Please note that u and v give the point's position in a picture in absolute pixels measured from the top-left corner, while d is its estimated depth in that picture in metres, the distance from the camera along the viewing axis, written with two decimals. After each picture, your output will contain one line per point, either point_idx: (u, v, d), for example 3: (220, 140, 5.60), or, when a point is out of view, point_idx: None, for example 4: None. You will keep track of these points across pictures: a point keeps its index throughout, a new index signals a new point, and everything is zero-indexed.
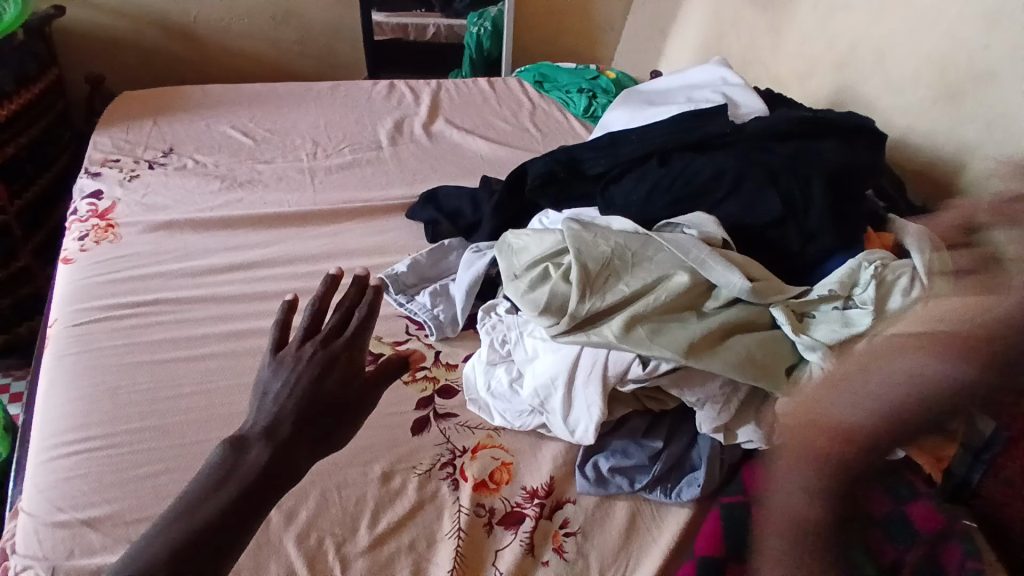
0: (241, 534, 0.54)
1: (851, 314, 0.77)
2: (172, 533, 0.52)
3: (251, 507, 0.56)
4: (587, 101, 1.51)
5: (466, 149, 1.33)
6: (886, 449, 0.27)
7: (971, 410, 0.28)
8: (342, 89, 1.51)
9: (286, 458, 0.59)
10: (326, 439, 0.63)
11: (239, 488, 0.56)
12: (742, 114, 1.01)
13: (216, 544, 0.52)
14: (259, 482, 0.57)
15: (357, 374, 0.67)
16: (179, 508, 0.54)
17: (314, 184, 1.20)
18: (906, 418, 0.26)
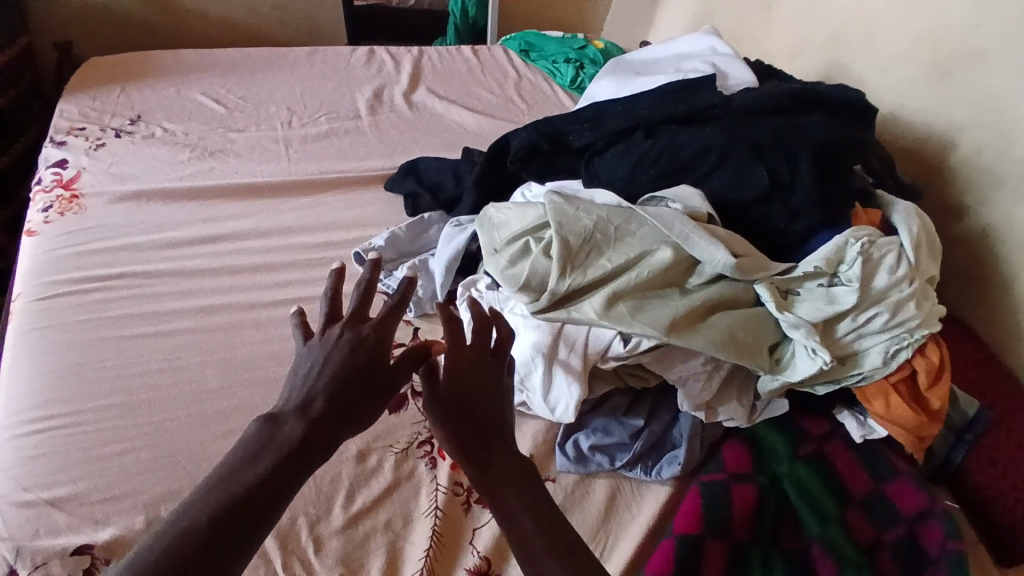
0: (274, 511, 0.51)
1: (838, 293, 0.78)
2: (208, 500, 0.49)
3: (285, 482, 0.52)
4: (574, 71, 1.47)
5: (448, 119, 1.29)
6: (450, 447, 0.60)
7: (440, 417, 0.60)
8: (319, 56, 1.45)
9: (321, 434, 0.56)
10: (359, 420, 0.59)
11: (276, 460, 0.53)
12: (731, 85, 0.98)
13: (251, 520, 0.49)
14: (296, 457, 0.54)
15: (387, 358, 0.61)
16: (218, 476, 0.51)
17: (290, 154, 1.16)
18: (444, 429, 0.60)
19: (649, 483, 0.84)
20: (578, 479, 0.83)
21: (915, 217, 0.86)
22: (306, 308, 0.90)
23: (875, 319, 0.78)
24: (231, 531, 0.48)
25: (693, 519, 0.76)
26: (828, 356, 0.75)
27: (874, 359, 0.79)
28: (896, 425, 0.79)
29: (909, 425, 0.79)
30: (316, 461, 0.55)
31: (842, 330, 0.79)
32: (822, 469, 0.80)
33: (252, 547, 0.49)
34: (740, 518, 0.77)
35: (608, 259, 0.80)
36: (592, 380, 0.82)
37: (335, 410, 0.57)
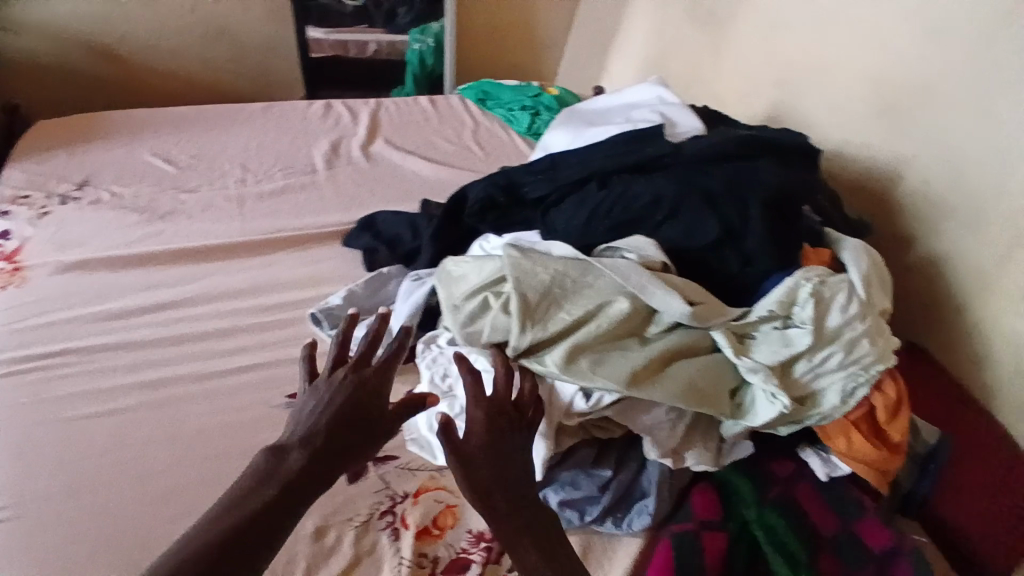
0: (272, 540, 0.59)
1: (792, 334, 0.79)
2: (216, 528, 0.57)
3: (286, 506, 0.61)
4: (531, 118, 1.49)
5: (406, 170, 1.28)
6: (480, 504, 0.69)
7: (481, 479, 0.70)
8: (274, 111, 1.44)
9: (315, 472, 0.64)
10: (353, 459, 0.67)
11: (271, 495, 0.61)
12: (679, 133, 1.00)
13: (248, 545, 0.57)
14: (295, 489, 0.62)
15: (382, 404, 0.70)
16: (229, 500, 0.60)
17: (244, 212, 1.14)
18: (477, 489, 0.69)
19: (621, 537, 0.83)
20: None
21: (865, 256, 0.88)
22: (261, 376, 0.88)
23: (831, 361, 0.79)
24: (232, 555, 0.56)
25: (665, 574, 0.74)
26: (787, 401, 0.75)
27: (833, 401, 0.79)
28: (860, 461, 0.80)
29: (873, 461, 0.79)
30: (311, 496, 0.63)
31: (800, 372, 0.79)
32: (788, 512, 0.79)
33: (255, 565, 0.57)
34: (713, 569, 0.75)
35: (569, 310, 0.79)
36: (558, 434, 0.80)
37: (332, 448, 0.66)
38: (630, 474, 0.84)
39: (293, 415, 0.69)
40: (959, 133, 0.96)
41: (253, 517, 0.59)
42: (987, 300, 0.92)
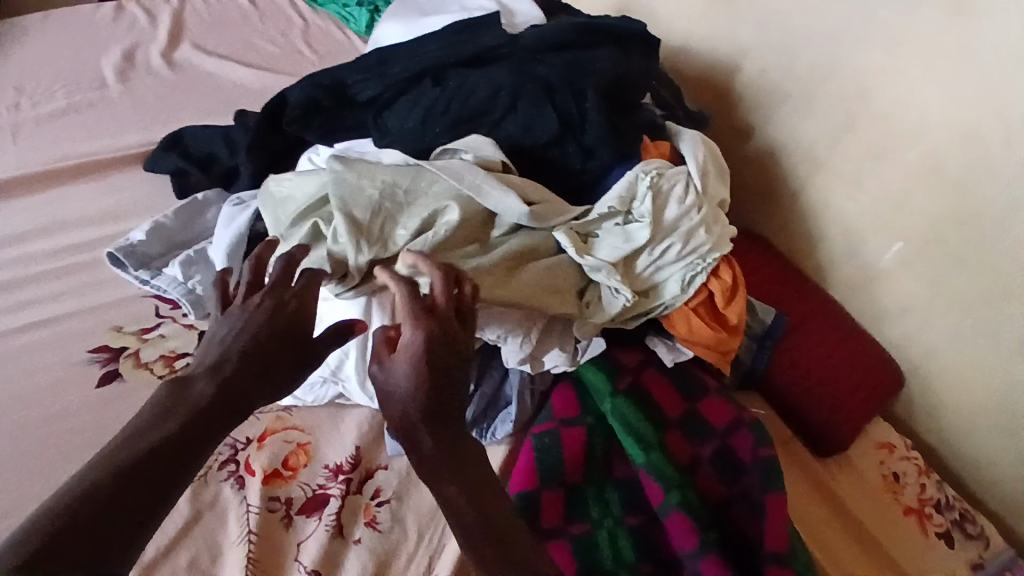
0: (180, 472, 0.57)
1: (632, 230, 0.79)
2: (115, 462, 0.55)
3: (192, 437, 0.59)
4: (369, 16, 1.32)
5: (222, 78, 1.12)
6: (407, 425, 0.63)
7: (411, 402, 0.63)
8: (47, 14, 1.19)
9: (233, 397, 0.63)
10: (272, 386, 0.66)
11: (187, 417, 0.60)
12: (518, 23, 0.93)
13: (152, 477, 0.55)
14: (204, 416, 0.61)
15: (296, 327, 0.67)
16: (123, 439, 0.57)
17: (16, 141, 0.95)
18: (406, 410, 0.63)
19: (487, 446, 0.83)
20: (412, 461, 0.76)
21: (701, 142, 0.89)
22: (62, 330, 0.76)
23: (671, 249, 0.80)
24: (135, 488, 0.54)
25: (529, 476, 0.76)
26: (628, 294, 0.77)
27: (673, 288, 0.81)
28: (702, 345, 0.84)
29: (713, 344, 0.84)
30: (227, 419, 0.62)
31: (642, 264, 0.80)
32: (640, 398, 0.82)
33: (160, 500, 0.55)
34: (571, 463, 0.78)
35: (404, 225, 0.73)
36: None
37: (247, 371, 0.65)
38: (493, 384, 0.84)
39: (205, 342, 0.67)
40: (789, 14, 0.97)
41: (169, 438, 0.58)
42: (813, 178, 0.98)
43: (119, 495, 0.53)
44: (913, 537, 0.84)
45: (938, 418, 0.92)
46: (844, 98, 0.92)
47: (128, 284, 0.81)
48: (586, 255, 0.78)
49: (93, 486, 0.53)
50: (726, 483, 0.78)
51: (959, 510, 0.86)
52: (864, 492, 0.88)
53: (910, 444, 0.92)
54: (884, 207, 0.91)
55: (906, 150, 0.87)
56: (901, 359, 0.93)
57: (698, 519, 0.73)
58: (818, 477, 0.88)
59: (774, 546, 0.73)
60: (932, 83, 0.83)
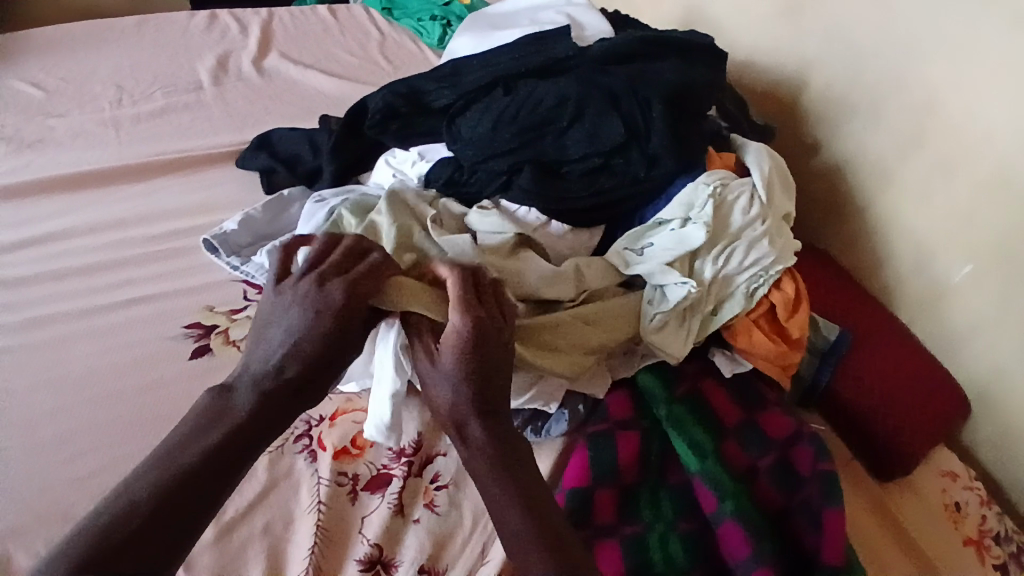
0: (211, 497, 0.58)
1: (687, 232, 0.81)
2: (149, 481, 0.57)
3: (229, 457, 0.60)
4: (441, 30, 1.40)
5: (304, 85, 1.20)
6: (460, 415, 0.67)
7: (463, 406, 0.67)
8: (152, 23, 1.30)
9: (282, 403, 0.64)
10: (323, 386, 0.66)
11: (233, 424, 0.61)
12: (588, 37, 0.97)
13: (181, 506, 0.56)
14: (241, 430, 0.61)
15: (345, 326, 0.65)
16: (160, 453, 0.59)
17: (121, 136, 1.04)
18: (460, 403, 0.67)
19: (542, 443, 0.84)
20: None
21: (767, 155, 0.90)
22: (157, 307, 0.83)
23: (733, 254, 0.83)
24: (170, 512, 0.56)
25: (582, 474, 0.77)
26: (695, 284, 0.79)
27: (739, 295, 0.84)
28: (763, 358, 0.85)
29: (774, 356, 0.84)
30: (263, 435, 0.63)
31: (705, 268, 0.83)
32: (693, 407, 0.82)
33: (189, 527, 0.57)
34: (627, 463, 0.79)
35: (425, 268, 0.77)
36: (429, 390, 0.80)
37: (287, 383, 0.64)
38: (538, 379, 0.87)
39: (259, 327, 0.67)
40: (859, 32, 0.97)
41: (206, 454, 0.59)
42: (880, 195, 0.98)
43: (163, 508, 0.56)
44: (968, 563, 0.82)
45: (1003, 446, 0.89)
46: (912, 116, 0.92)
47: (216, 269, 0.89)
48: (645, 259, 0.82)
49: (142, 499, 0.56)
50: (785, 494, 0.77)
51: (1017, 544, 0.85)
52: (925, 517, 0.85)
53: (973, 474, 0.89)
54: (953, 226, 0.89)
55: (976, 168, 0.86)
56: (968, 383, 0.91)
57: (753, 529, 0.73)
58: (877, 499, 0.85)
59: (831, 560, 0.72)
60: (1004, 102, 0.82)
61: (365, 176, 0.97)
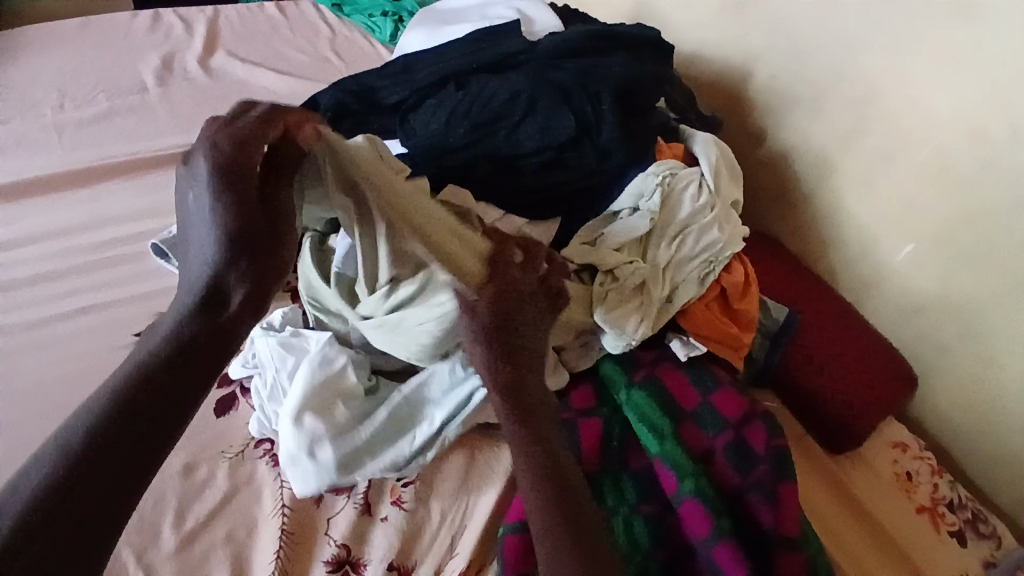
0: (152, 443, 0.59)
1: (634, 221, 0.84)
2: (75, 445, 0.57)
3: (155, 396, 0.59)
4: (393, 26, 1.39)
5: (254, 85, 1.18)
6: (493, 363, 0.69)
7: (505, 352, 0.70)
8: (91, 24, 1.25)
9: (186, 368, 0.61)
10: (232, 343, 0.63)
11: (141, 377, 0.60)
12: (538, 32, 0.98)
13: (115, 469, 0.57)
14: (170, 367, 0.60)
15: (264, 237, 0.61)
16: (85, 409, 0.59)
17: (61, 141, 1.00)
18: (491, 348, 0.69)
19: None
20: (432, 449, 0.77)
21: (714, 146, 0.92)
22: (106, 316, 0.81)
23: (686, 241, 0.85)
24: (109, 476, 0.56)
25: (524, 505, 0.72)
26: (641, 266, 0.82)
27: (691, 281, 0.85)
28: (714, 340, 0.88)
29: (722, 337, 0.88)
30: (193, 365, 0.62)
31: (659, 255, 0.84)
32: (654, 392, 0.84)
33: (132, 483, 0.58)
34: (588, 450, 0.81)
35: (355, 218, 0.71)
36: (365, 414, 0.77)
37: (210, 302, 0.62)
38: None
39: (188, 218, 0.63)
40: (801, 23, 1.00)
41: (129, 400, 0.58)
42: (825, 179, 1.01)
43: (70, 501, 0.54)
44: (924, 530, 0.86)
45: (946, 416, 0.94)
46: (851, 103, 0.96)
47: (167, 275, 0.86)
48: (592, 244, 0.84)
49: (46, 483, 0.55)
50: (741, 472, 0.79)
51: (971, 510, 0.88)
52: (877, 488, 0.89)
53: (922, 444, 0.94)
54: (893, 208, 0.93)
55: (912, 153, 0.90)
56: (913, 358, 0.95)
57: (712, 506, 0.76)
58: (831, 475, 0.89)
59: (787, 532, 0.75)
60: (936, 90, 0.86)
61: None
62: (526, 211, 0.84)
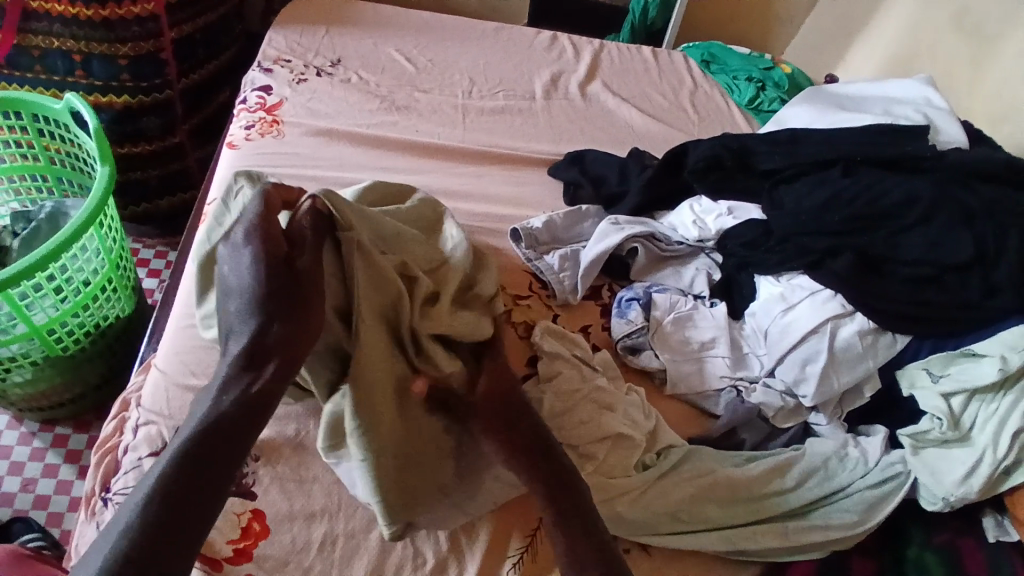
0: (227, 458, 0.59)
1: (987, 373, 0.74)
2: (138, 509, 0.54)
3: (218, 455, 0.58)
4: (754, 92, 1.41)
5: (619, 117, 1.29)
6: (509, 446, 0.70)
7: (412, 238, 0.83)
8: (504, 29, 1.43)
9: (266, 350, 0.64)
10: (258, 401, 0.62)
11: (175, 457, 0.57)
12: (940, 141, 0.94)
13: (206, 461, 0.57)
14: (243, 401, 0.61)
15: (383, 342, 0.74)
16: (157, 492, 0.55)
17: (465, 122, 1.21)
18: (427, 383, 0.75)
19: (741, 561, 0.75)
20: (683, 533, 0.74)
21: None
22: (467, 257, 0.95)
23: None
24: (191, 488, 0.56)
25: None
26: (982, 433, 0.74)
27: None
28: None
29: None
30: (245, 430, 0.61)
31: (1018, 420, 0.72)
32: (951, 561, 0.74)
33: (218, 495, 0.57)
34: None
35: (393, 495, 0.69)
36: (661, 478, 0.76)
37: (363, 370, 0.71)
38: (757, 437, 0.84)
39: (229, 276, 0.69)
40: None
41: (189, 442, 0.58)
42: None
43: (179, 497, 0.55)
44: None
45: None
46: None
47: (512, 256, 0.98)
48: (935, 381, 0.79)
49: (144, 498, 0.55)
50: None
51: None
52: None
53: None
54: None
55: None
56: None
57: None
58: None
59: None
60: None
61: (664, 213, 1.05)
62: (877, 320, 0.80)
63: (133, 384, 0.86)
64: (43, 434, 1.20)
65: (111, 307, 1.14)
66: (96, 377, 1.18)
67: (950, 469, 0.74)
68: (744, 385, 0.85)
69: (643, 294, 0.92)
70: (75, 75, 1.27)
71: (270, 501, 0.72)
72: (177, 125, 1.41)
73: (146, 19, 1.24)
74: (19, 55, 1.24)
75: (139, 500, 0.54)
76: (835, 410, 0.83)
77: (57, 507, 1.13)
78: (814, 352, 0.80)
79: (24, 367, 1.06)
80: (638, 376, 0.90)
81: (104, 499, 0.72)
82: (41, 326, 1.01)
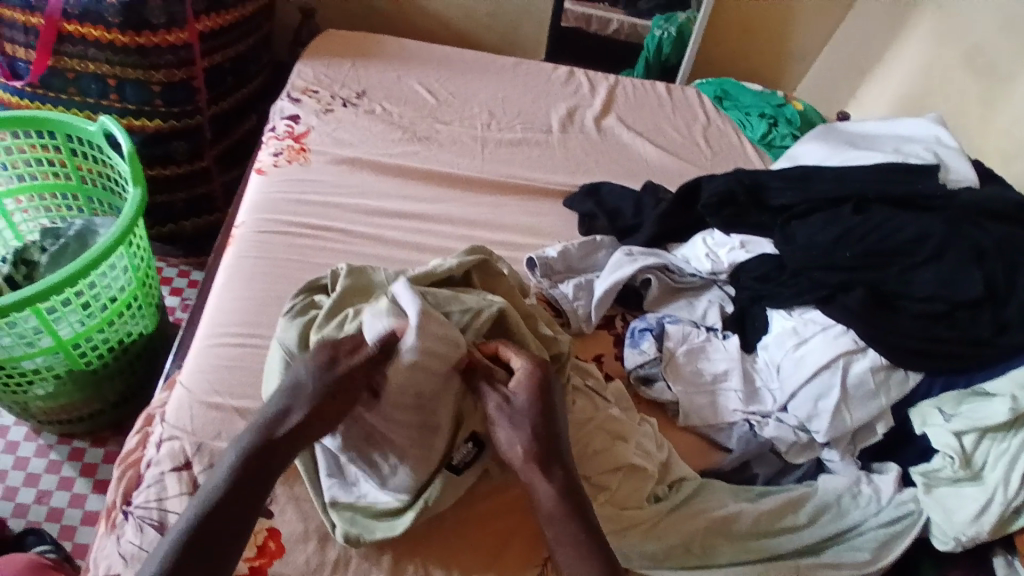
0: (240, 527, 0.65)
1: (998, 413, 0.74)
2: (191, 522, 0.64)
3: (251, 497, 0.66)
4: (767, 128, 1.44)
5: (634, 151, 1.32)
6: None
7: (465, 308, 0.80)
8: (522, 65, 1.48)
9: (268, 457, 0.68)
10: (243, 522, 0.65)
11: (220, 491, 0.66)
12: (951, 179, 0.95)
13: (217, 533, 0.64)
14: (221, 531, 0.64)
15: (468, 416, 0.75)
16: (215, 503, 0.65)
17: (483, 153, 1.24)
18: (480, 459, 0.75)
19: None
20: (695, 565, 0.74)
21: None
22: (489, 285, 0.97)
23: None
24: (218, 539, 0.63)
25: None
26: (993, 473, 0.73)
27: None
28: None
29: None
30: (243, 511, 0.66)
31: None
32: None
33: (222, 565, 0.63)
34: None
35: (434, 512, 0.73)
36: (672, 509, 0.77)
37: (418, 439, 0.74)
38: (769, 471, 0.84)
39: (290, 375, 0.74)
40: None
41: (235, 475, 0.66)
42: None
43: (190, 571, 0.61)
44: None
45: None
46: None
47: (527, 285, 1.00)
48: (947, 420, 0.78)
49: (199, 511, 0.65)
50: None
51: None
52: None
53: None
54: None
55: None
56: None
57: None
58: None
59: None
60: None
61: (677, 244, 1.07)
62: (891, 356, 0.81)
63: (157, 400, 0.88)
64: (59, 448, 1.22)
65: (134, 324, 1.16)
66: (116, 392, 1.20)
67: (962, 508, 0.73)
68: (756, 419, 0.85)
69: (657, 325, 0.93)
70: (109, 99, 1.32)
71: (286, 520, 0.73)
72: (204, 150, 1.45)
73: (178, 48, 1.29)
74: (53, 77, 1.29)
75: (191, 517, 0.64)
76: (850, 446, 0.83)
77: (71, 521, 1.14)
78: (826, 387, 0.81)
79: (46, 380, 1.08)
80: (650, 406, 0.90)
81: (125, 511, 0.74)
82: (66, 340, 1.04)
